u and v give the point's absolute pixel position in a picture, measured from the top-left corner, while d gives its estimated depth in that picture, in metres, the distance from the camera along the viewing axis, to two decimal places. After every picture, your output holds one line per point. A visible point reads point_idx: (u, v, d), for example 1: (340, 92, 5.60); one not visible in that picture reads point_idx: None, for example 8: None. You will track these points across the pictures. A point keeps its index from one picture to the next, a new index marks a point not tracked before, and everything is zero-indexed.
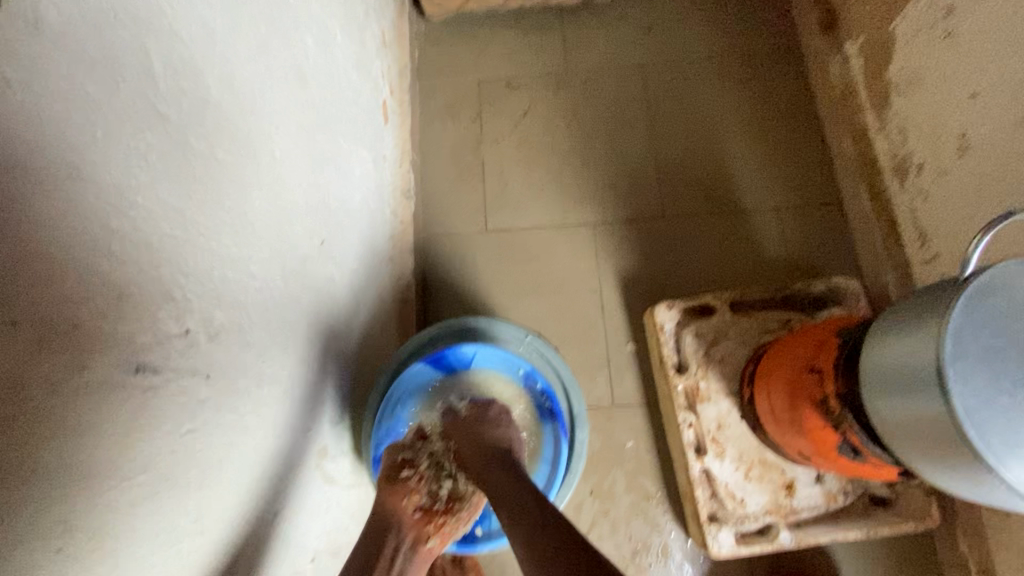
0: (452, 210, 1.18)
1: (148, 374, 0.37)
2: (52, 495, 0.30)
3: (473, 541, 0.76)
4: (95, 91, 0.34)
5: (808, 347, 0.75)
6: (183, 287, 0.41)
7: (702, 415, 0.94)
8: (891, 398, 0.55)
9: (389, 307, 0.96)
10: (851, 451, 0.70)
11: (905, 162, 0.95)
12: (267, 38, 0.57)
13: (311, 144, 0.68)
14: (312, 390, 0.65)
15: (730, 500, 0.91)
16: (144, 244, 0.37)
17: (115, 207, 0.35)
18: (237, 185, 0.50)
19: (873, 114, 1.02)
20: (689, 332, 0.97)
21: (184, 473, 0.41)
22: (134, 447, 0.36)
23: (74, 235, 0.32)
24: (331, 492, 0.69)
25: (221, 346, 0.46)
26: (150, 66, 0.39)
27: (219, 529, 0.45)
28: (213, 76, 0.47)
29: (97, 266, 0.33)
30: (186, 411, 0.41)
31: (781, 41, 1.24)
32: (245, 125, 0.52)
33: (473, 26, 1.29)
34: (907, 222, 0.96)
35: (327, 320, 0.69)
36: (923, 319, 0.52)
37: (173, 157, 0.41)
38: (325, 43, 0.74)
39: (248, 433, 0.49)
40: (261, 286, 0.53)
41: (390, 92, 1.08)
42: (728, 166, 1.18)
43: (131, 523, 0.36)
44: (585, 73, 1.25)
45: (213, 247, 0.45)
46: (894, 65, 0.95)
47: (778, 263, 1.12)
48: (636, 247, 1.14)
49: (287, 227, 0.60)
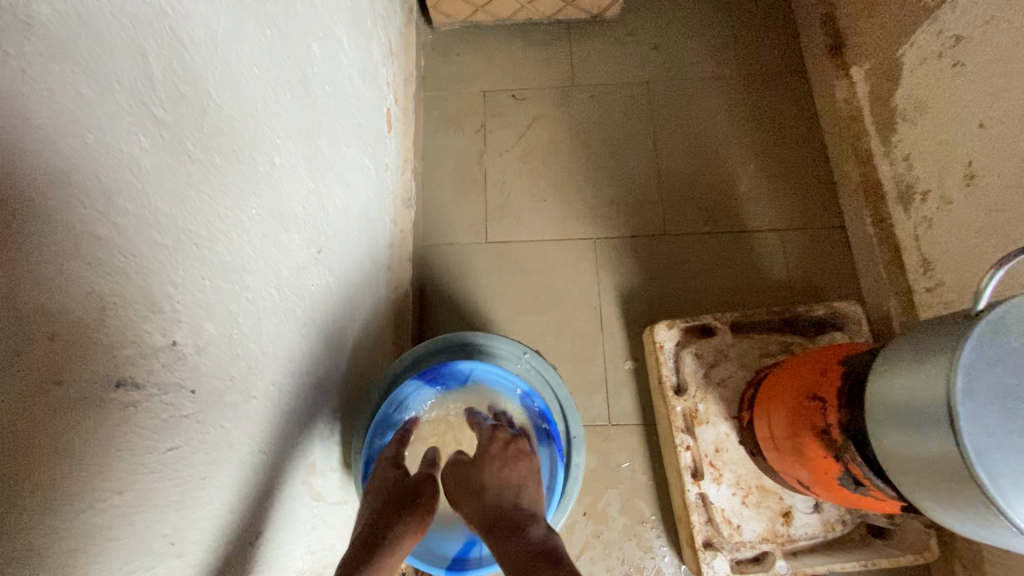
0: (453, 220, 1.17)
1: (131, 390, 0.36)
2: (19, 516, 0.28)
3: (463, 566, 0.74)
4: (89, 95, 0.33)
5: (811, 374, 0.74)
6: (172, 298, 0.40)
7: (699, 438, 0.92)
8: (895, 433, 0.53)
9: (385, 317, 0.95)
10: (852, 483, 0.69)
11: (909, 189, 0.95)
12: (272, 42, 0.56)
13: (313, 151, 0.67)
14: (304, 403, 0.63)
15: (725, 526, 0.90)
16: (132, 253, 0.36)
17: (105, 214, 0.34)
18: (235, 193, 0.49)
19: (879, 139, 1.02)
20: (689, 353, 0.96)
21: (165, 491, 0.39)
22: (111, 466, 0.34)
23: (57, 245, 0.31)
24: (319, 508, 0.67)
25: (210, 359, 0.44)
26: (148, 69, 0.38)
27: (199, 551, 0.43)
28: (214, 81, 0.45)
29: (79, 276, 0.32)
30: (169, 427, 0.39)
31: (787, 63, 1.24)
32: (245, 130, 0.50)
33: (480, 37, 1.29)
34: (910, 248, 0.95)
35: (322, 330, 0.68)
36: (933, 354, 0.51)
37: (168, 163, 0.40)
38: (331, 48, 0.73)
39: (234, 450, 0.48)
40: (253, 296, 0.51)
41: (395, 100, 1.07)
42: (733, 185, 1.17)
43: (104, 546, 0.34)
44: (590, 88, 1.24)
45: (205, 256, 0.44)
46: (900, 91, 0.95)
47: (780, 285, 1.11)
48: (638, 263, 1.13)
49: (284, 235, 0.58)
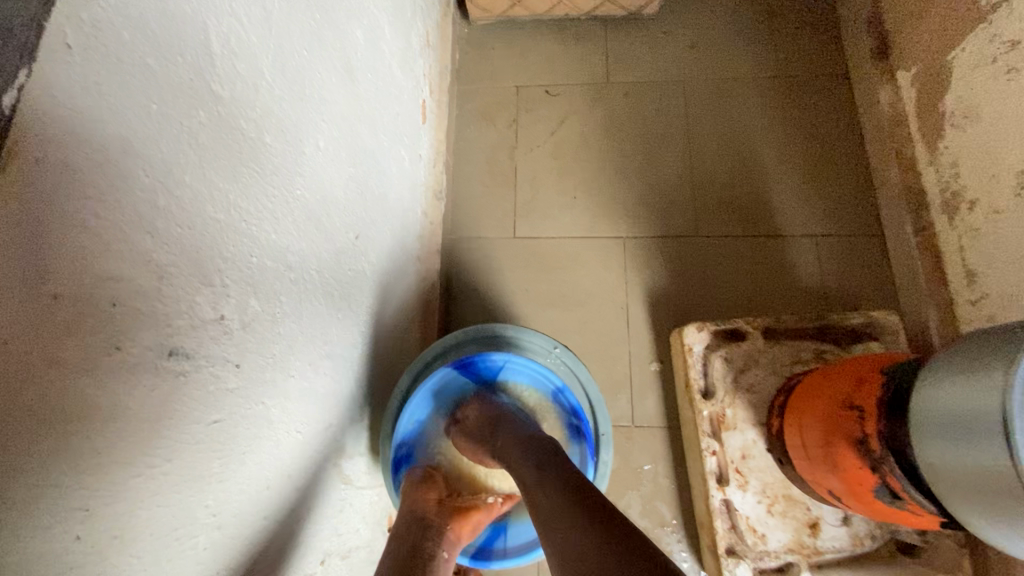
0: (481, 214, 1.17)
1: (182, 359, 0.36)
2: (74, 476, 0.29)
3: (487, 556, 0.74)
4: (155, 66, 0.33)
5: (847, 382, 0.72)
6: (221, 273, 0.40)
7: (726, 443, 0.91)
8: (943, 445, 0.52)
9: (414, 307, 0.95)
10: (889, 496, 0.66)
11: (955, 198, 0.91)
12: (320, 27, 0.56)
13: (354, 137, 0.67)
14: (336, 386, 0.63)
15: (750, 534, 0.88)
16: (188, 226, 0.37)
17: (165, 184, 0.34)
18: (282, 174, 0.49)
19: (924, 145, 0.99)
20: (718, 357, 0.94)
21: (209, 462, 0.40)
22: (161, 434, 0.35)
23: (122, 213, 0.31)
24: (345, 492, 0.67)
25: (253, 335, 0.45)
26: (209, 45, 0.38)
27: (236, 523, 0.44)
28: (268, 61, 0.46)
29: (139, 243, 0.32)
30: (215, 399, 0.40)
31: (829, 66, 1.22)
32: (294, 113, 0.51)
33: (516, 31, 1.28)
34: (954, 259, 0.92)
35: (356, 316, 0.68)
36: (985, 365, 0.49)
37: (223, 139, 0.40)
38: (374, 37, 0.74)
39: (271, 426, 0.48)
40: (296, 277, 0.52)
41: (430, 92, 1.07)
42: (768, 189, 1.15)
43: (149, 512, 0.34)
44: (625, 86, 1.23)
45: (253, 234, 0.45)
46: (949, 97, 0.92)
47: (813, 292, 1.08)
48: (667, 264, 1.12)
49: (326, 218, 0.59)
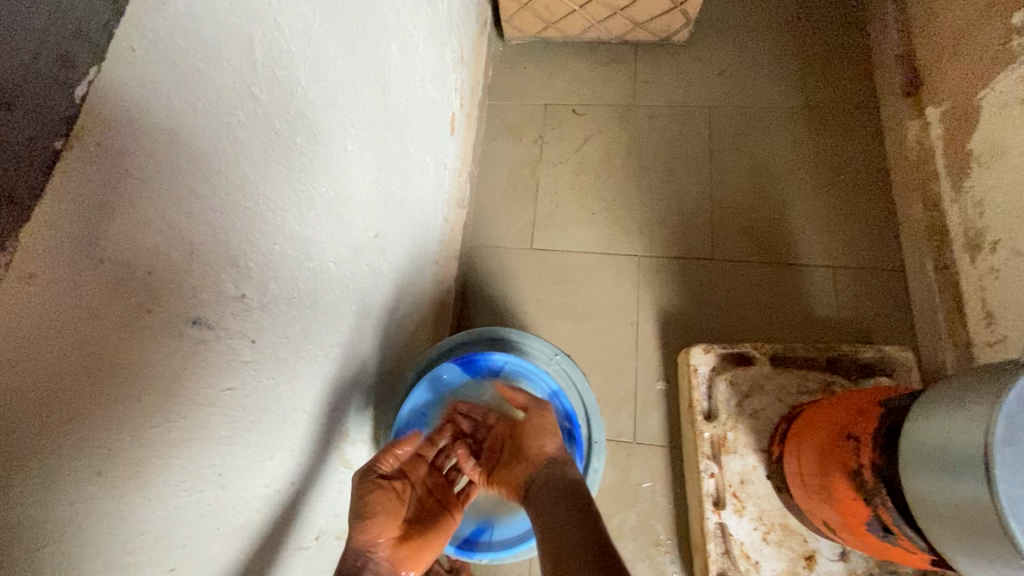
0: (501, 224, 1.21)
1: (203, 328, 0.41)
2: (100, 419, 0.33)
3: (472, 547, 0.77)
4: (204, 70, 0.38)
5: (847, 413, 0.72)
6: (246, 255, 0.45)
7: (725, 467, 0.91)
8: (928, 477, 0.52)
9: (428, 308, 0.99)
10: (881, 530, 0.66)
11: (978, 237, 0.90)
12: (357, 41, 0.61)
13: (381, 142, 0.72)
14: (346, 374, 0.67)
15: (743, 560, 0.87)
16: (221, 211, 0.41)
17: (202, 172, 0.39)
18: (310, 171, 0.54)
19: (950, 183, 0.98)
20: (723, 380, 0.94)
21: (218, 425, 0.44)
22: (180, 393, 0.39)
23: (163, 193, 0.36)
24: (346, 475, 0.71)
25: (270, 316, 0.49)
26: (253, 53, 0.43)
27: (240, 487, 0.47)
28: (305, 69, 0.51)
29: (176, 221, 0.37)
30: (231, 368, 0.44)
31: (858, 98, 1.22)
32: (325, 117, 0.56)
33: (549, 52, 1.33)
34: (974, 298, 0.90)
35: (369, 311, 0.72)
36: (972, 398, 0.50)
37: (259, 137, 0.45)
38: (409, 50, 0.79)
39: (280, 401, 0.52)
40: (315, 266, 0.56)
41: (460, 105, 1.12)
42: (787, 217, 1.15)
43: (163, 462, 0.38)
44: (650, 109, 1.26)
45: (278, 224, 0.49)
46: (977, 136, 0.91)
47: (826, 323, 1.08)
48: (680, 285, 1.13)
49: (347, 217, 0.63)
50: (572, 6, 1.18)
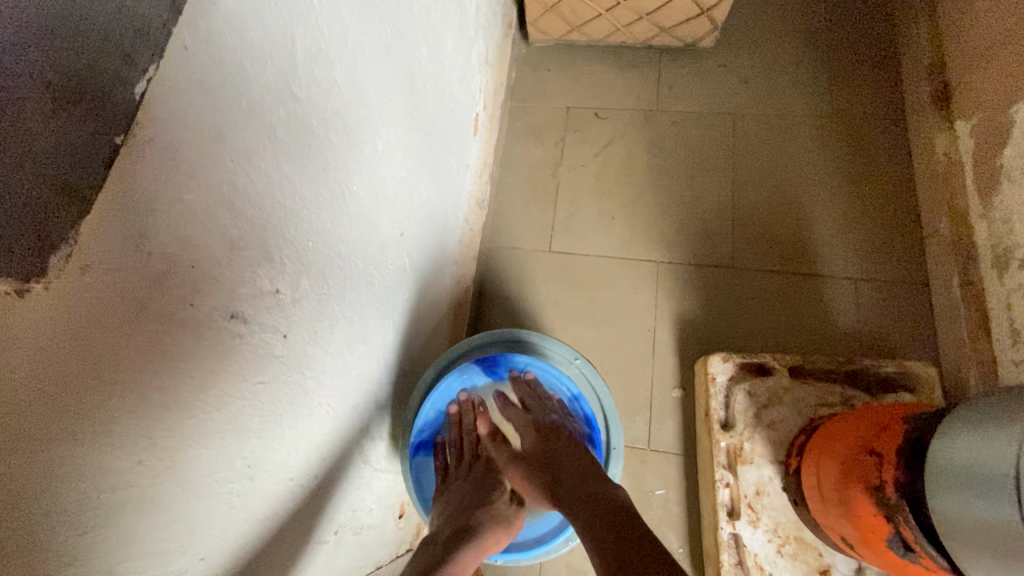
0: (521, 226, 1.21)
1: (240, 322, 0.41)
2: (143, 409, 0.34)
3: None
4: (249, 69, 0.38)
5: (870, 428, 0.71)
6: (282, 251, 0.46)
7: (741, 477, 0.90)
8: (955, 497, 0.51)
9: (447, 307, 1.00)
10: (902, 548, 0.65)
11: (1005, 254, 0.88)
12: (391, 42, 0.62)
13: (409, 142, 0.72)
14: (369, 372, 0.68)
15: (757, 572, 0.86)
16: (261, 207, 0.42)
17: (244, 169, 0.40)
18: (343, 170, 0.54)
19: (978, 198, 0.96)
20: (741, 390, 0.94)
21: (250, 418, 0.44)
22: (216, 385, 0.40)
23: (208, 189, 0.36)
24: (365, 471, 0.71)
25: (301, 312, 0.50)
26: (294, 53, 0.43)
27: (266, 480, 0.48)
28: (342, 69, 0.51)
29: (219, 217, 0.38)
30: (263, 362, 0.45)
31: (885, 109, 1.20)
32: (359, 117, 0.56)
33: (573, 55, 1.33)
34: (1000, 315, 0.89)
35: (392, 309, 0.73)
36: (1003, 419, 0.49)
37: (296, 135, 0.46)
38: (438, 51, 0.79)
39: (308, 396, 0.53)
40: (344, 264, 0.57)
41: (483, 107, 1.13)
42: (810, 226, 1.14)
43: (198, 453, 0.39)
44: (673, 115, 1.25)
45: (312, 221, 0.50)
46: (1006, 151, 0.88)
47: (847, 336, 1.06)
48: (698, 292, 1.12)
49: (375, 216, 0.64)
50: (598, 10, 1.18)
